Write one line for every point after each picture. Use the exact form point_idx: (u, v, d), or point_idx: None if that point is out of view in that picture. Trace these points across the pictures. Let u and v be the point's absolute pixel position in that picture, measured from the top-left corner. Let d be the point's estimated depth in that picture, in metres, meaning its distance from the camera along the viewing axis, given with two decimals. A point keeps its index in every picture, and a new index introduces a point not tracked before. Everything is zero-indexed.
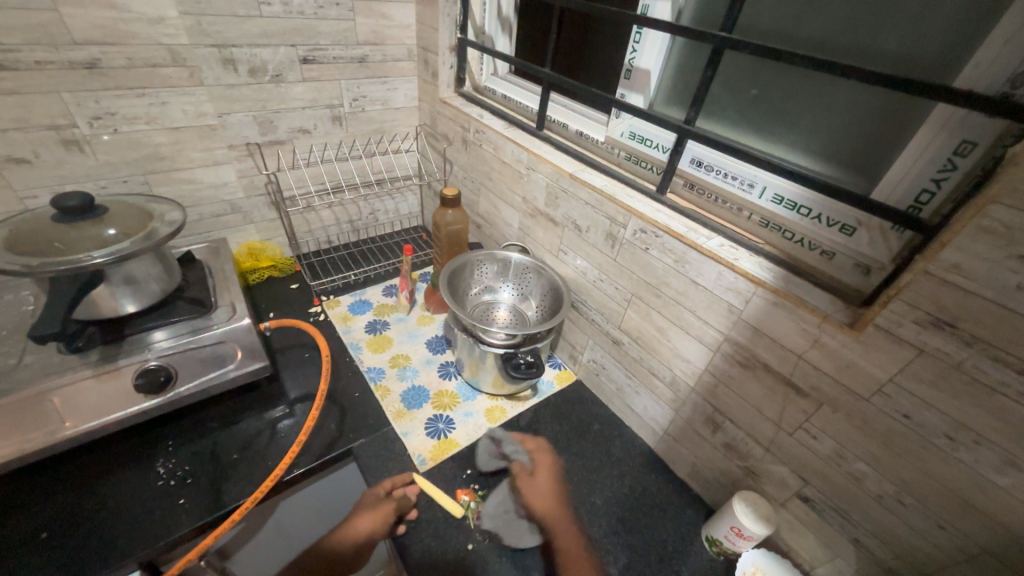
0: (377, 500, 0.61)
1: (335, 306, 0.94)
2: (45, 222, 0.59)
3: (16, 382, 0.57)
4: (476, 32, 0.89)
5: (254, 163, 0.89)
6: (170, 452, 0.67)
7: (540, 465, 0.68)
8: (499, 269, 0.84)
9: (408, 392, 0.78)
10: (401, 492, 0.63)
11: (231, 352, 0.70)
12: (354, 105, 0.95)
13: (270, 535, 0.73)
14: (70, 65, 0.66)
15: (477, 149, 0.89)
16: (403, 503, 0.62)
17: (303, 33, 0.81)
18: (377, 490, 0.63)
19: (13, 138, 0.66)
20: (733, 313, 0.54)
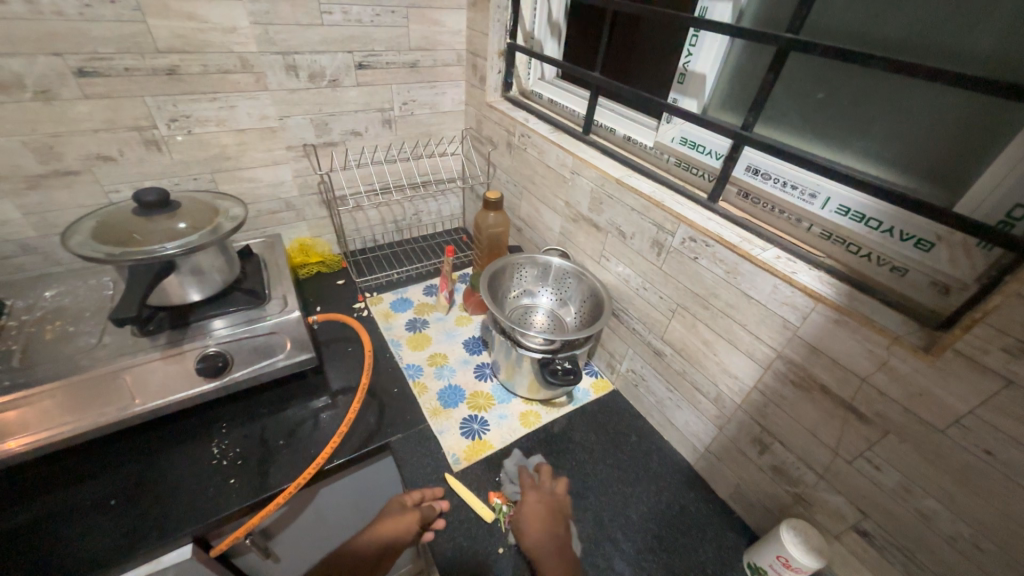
0: (399, 510, 0.59)
1: (377, 302, 0.97)
2: (126, 215, 0.64)
3: (96, 359, 0.62)
4: (525, 37, 0.90)
5: (309, 163, 0.94)
6: (223, 434, 0.71)
7: (532, 498, 0.58)
8: (539, 274, 0.84)
9: (444, 391, 0.79)
10: (429, 501, 0.61)
11: (281, 342, 0.73)
12: (403, 108, 0.97)
13: (312, 524, 0.77)
14: (154, 72, 0.72)
15: (521, 153, 0.90)
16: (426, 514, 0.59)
17: (360, 39, 0.85)
18: (404, 498, 0.60)
19: (102, 138, 0.73)
20: (788, 329, 0.51)
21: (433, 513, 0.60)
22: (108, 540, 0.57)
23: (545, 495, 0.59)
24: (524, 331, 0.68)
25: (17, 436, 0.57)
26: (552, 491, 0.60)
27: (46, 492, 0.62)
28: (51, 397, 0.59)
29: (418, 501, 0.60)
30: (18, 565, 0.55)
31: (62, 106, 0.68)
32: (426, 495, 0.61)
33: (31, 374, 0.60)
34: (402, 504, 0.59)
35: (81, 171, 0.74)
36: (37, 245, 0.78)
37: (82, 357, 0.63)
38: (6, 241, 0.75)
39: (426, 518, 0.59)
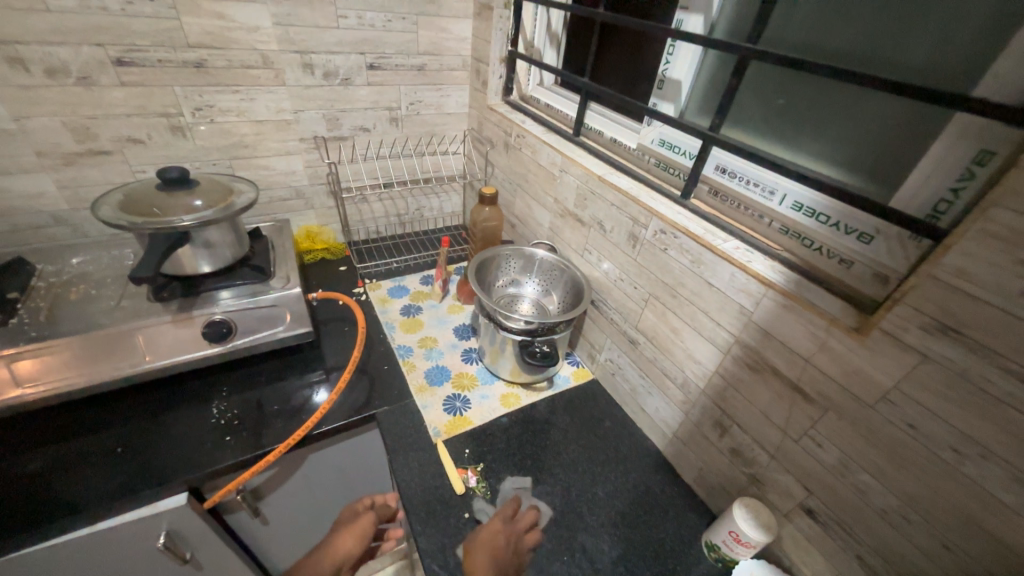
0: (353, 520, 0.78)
1: (375, 288, 1.03)
2: (150, 190, 0.71)
3: (112, 319, 0.68)
4: (526, 45, 0.96)
5: (319, 155, 1.00)
6: (223, 397, 0.76)
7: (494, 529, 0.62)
8: (524, 265, 0.87)
9: (431, 370, 0.84)
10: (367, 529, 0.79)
11: (282, 315, 0.78)
12: (410, 108, 1.04)
13: (285, 531, 0.88)
14: (184, 64, 0.79)
15: (517, 153, 0.95)
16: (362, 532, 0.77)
17: (372, 43, 0.92)
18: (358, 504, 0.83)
19: (134, 122, 0.81)
20: (744, 315, 0.55)
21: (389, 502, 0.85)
22: (111, 481, 0.63)
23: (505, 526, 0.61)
24: (507, 313, 0.72)
25: (30, 383, 0.63)
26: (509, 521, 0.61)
27: (59, 439, 0.68)
28: (67, 348, 0.64)
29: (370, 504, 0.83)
30: (31, 499, 0.60)
31: (100, 91, 0.76)
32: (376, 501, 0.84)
33: (54, 328, 0.66)
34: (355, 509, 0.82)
35: (112, 152, 0.82)
36: (66, 218, 0.85)
37: (101, 316, 0.69)
38: (40, 212, 0.82)
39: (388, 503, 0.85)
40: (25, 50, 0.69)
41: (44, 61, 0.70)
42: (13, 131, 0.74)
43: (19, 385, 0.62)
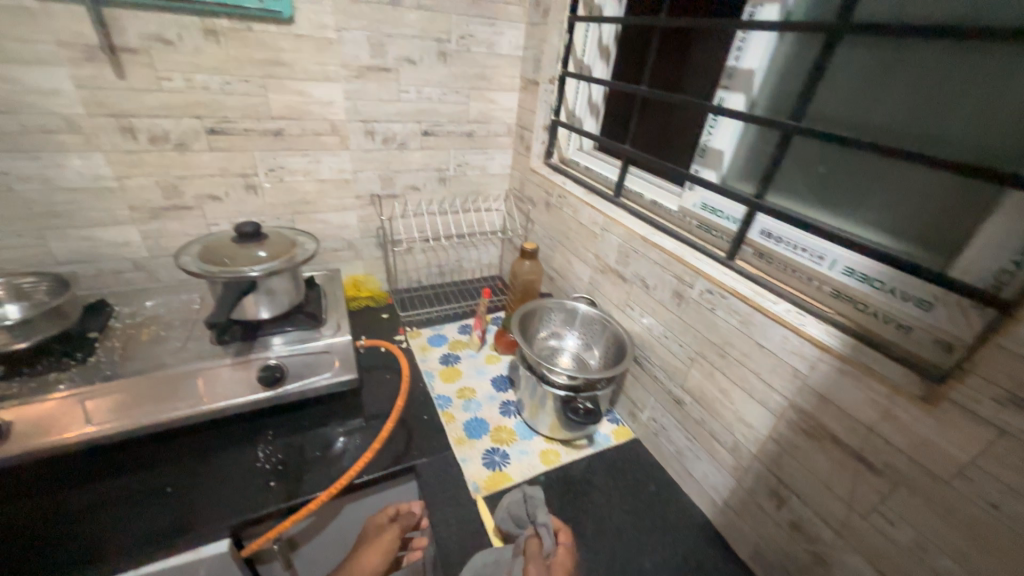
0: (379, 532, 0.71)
1: (416, 336, 1.06)
2: (226, 242, 0.78)
3: (178, 360, 0.72)
4: (567, 114, 1.04)
5: (372, 210, 1.08)
6: (269, 440, 0.78)
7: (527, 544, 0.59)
8: (567, 318, 0.88)
9: (470, 422, 0.84)
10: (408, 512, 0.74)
11: (332, 361, 0.81)
12: (457, 169, 1.12)
13: None
14: (265, 132, 0.89)
15: (558, 211, 1.00)
16: (405, 521, 0.73)
17: (428, 113, 1.01)
18: (383, 514, 0.74)
19: (216, 181, 0.90)
20: (798, 378, 0.54)
21: (413, 512, 0.74)
22: (159, 523, 0.64)
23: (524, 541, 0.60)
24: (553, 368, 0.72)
25: (95, 421, 0.65)
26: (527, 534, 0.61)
27: (116, 476, 0.70)
28: (135, 388, 0.68)
29: (394, 514, 0.74)
30: (86, 536, 0.62)
31: (192, 155, 0.86)
32: (401, 510, 0.75)
33: (127, 366, 0.70)
34: (379, 520, 0.73)
35: (193, 207, 0.90)
36: (145, 264, 0.92)
37: (169, 356, 0.73)
38: (124, 258, 0.90)
39: (406, 520, 0.73)
40: (137, 121, 0.79)
41: (151, 130, 0.81)
42: (114, 188, 0.83)
43: (86, 424, 0.65)
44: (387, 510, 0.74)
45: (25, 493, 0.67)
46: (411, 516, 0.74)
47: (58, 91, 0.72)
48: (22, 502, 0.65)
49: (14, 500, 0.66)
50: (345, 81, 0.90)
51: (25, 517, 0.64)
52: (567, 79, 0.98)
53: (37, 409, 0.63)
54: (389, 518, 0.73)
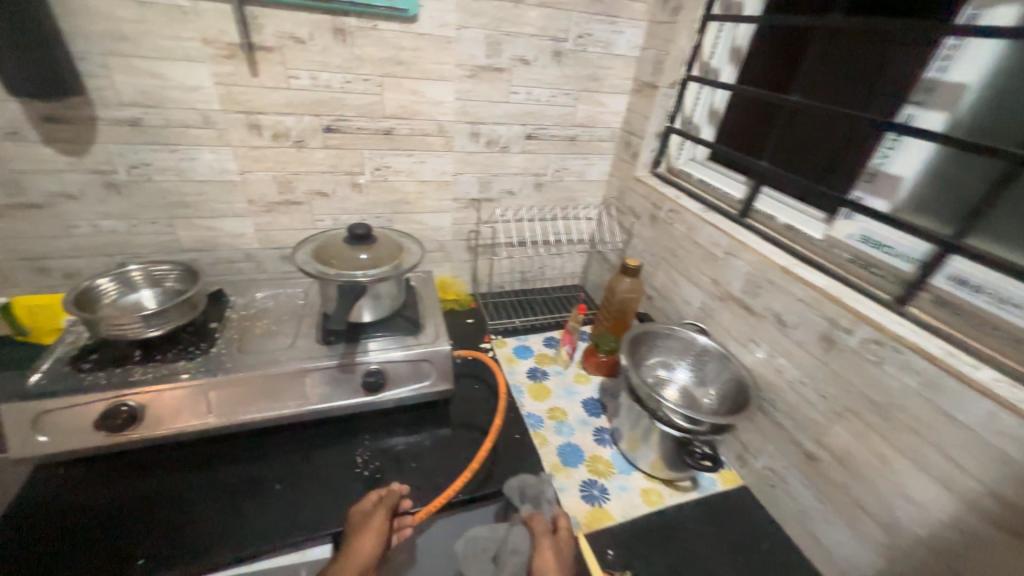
0: (365, 519, 0.60)
1: (502, 345, 1.02)
2: (338, 242, 0.78)
3: (287, 357, 0.73)
4: (683, 121, 0.96)
5: (466, 213, 1.06)
6: (366, 444, 0.77)
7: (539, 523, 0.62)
8: (680, 348, 0.79)
9: (564, 447, 0.79)
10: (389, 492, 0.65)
11: (429, 370, 0.79)
12: (555, 174, 1.07)
13: None
14: (376, 131, 0.88)
15: (666, 227, 0.92)
16: (390, 500, 0.64)
17: (534, 115, 0.97)
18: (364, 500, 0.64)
19: (326, 178, 0.90)
20: (1007, 464, 0.45)
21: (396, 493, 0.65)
22: (266, 520, 0.64)
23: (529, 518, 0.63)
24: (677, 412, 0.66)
25: (214, 413, 0.68)
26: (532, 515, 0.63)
27: (225, 464, 0.71)
28: (250, 384, 0.69)
29: (376, 499, 0.64)
30: (199, 528, 0.63)
31: (308, 152, 0.86)
32: (382, 494, 0.65)
33: (243, 359, 0.72)
34: (362, 505, 0.63)
35: (303, 202, 0.92)
36: (255, 255, 0.96)
37: (279, 352, 0.74)
38: (237, 249, 0.93)
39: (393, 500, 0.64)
40: (264, 117, 0.81)
41: (274, 126, 0.82)
42: (237, 182, 0.86)
43: (207, 414, 0.68)
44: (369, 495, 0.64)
45: (142, 471, 0.69)
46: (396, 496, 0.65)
47: (199, 88, 0.75)
48: (140, 482, 0.67)
49: (133, 478, 0.68)
50: (458, 81, 0.88)
51: (145, 495, 0.66)
52: (689, 83, 0.91)
53: (166, 396, 0.66)
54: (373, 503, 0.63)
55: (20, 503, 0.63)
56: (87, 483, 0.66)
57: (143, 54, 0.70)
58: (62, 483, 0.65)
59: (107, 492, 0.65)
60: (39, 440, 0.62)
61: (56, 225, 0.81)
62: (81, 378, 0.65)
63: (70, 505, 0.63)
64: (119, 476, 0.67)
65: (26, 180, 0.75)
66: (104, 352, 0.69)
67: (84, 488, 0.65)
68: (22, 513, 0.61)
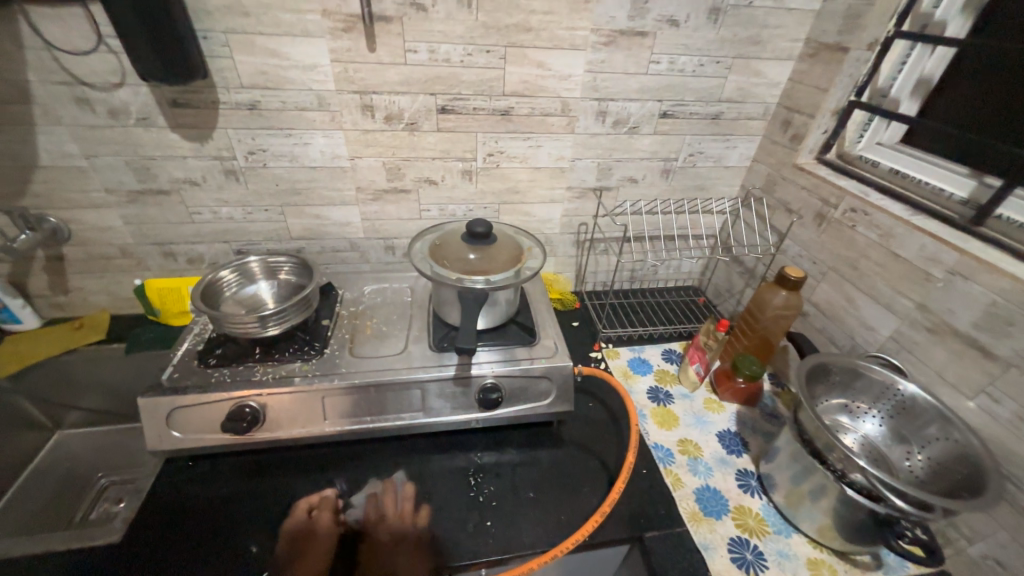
0: (303, 533, 0.60)
1: (614, 356, 0.91)
2: (456, 240, 0.71)
3: (401, 364, 0.67)
4: (874, 94, 0.76)
5: (580, 204, 0.93)
6: (477, 463, 0.70)
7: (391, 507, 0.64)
8: (870, 390, 0.65)
9: (703, 492, 0.67)
10: (322, 503, 0.63)
11: (549, 388, 0.70)
12: (687, 160, 0.90)
13: None
14: (493, 112, 0.78)
15: (843, 230, 0.74)
16: (321, 508, 0.62)
17: (675, 88, 0.81)
18: (296, 511, 0.62)
19: (436, 164, 0.82)
20: None
21: (333, 497, 0.64)
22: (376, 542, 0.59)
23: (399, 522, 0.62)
24: (878, 481, 0.50)
25: (330, 419, 0.65)
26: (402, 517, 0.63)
27: (337, 472, 0.68)
28: (366, 392, 0.65)
29: (310, 507, 0.63)
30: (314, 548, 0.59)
31: (419, 136, 0.79)
32: (314, 500, 0.63)
33: (356, 363, 0.67)
34: (294, 519, 0.61)
35: (411, 191, 0.85)
36: (359, 245, 0.91)
37: (392, 358, 0.69)
38: (343, 238, 0.90)
39: (331, 503, 0.63)
40: (378, 98, 0.73)
41: (388, 108, 0.75)
42: (347, 168, 0.80)
43: (323, 421, 0.65)
44: (296, 507, 0.63)
45: (262, 473, 0.67)
46: (332, 499, 0.64)
47: (317, 66, 0.69)
48: (259, 483, 0.66)
49: (254, 479, 0.66)
50: (591, 49, 0.74)
51: (262, 498, 0.64)
52: (897, 41, 0.71)
53: (286, 400, 0.63)
54: (308, 512, 0.62)
55: (157, 495, 0.64)
56: (214, 480, 0.66)
57: (264, 30, 0.65)
58: (193, 477, 0.66)
59: (232, 491, 0.65)
60: (172, 435, 0.62)
61: (180, 211, 0.81)
62: (208, 375, 0.64)
63: (200, 501, 0.63)
64: (242, 476, 0.67)
65: (154, 166, 0.75)
66: (227, 347, 0.68)
67: (212, 485, 0.65)
68: (159, 506, 0.62)
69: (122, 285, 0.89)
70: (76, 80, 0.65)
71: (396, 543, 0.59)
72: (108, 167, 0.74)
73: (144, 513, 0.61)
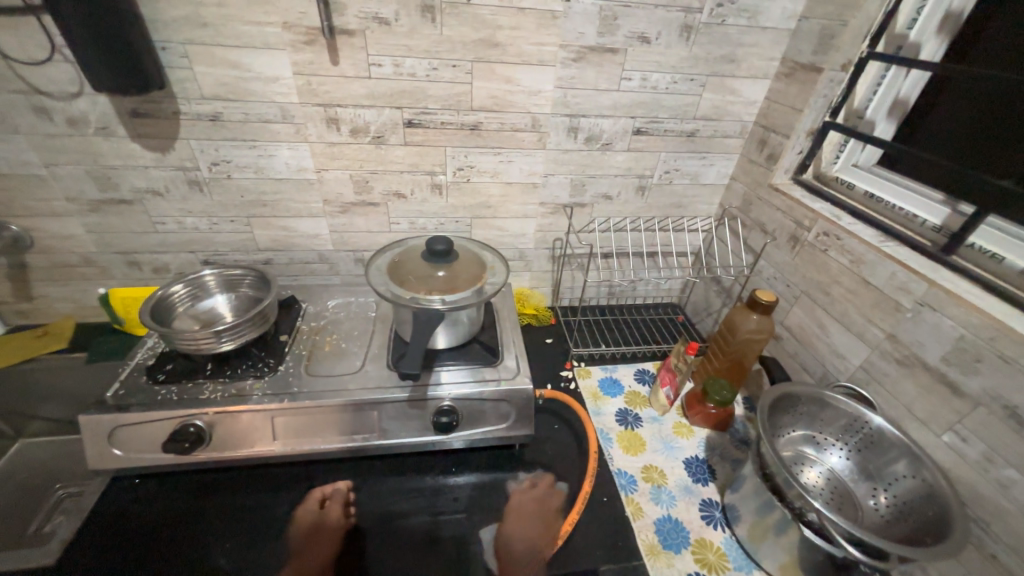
0: (313, 527, 0.61)
1: (585, 376, 0.89)
2: (416, 257, 0.69)
3: (356, 384, 0.66)
4: (850, 115, 0.74)
5: (554, 220, 0.92)
6: (431, 486, 0.67)
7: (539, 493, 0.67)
8: (834, 421, 0.63)
9: (664, 523, 0.65)
10: (338, 495, 0.64)
11: (509, 411, 0.68)
12: (663, 176, 0.89)
13: None
14: (461, 127, 0.77)
15: (816, 254, 0.72)
16: (337, 501, 0.63)
17: (648, 106, 0.79)
18: (308, 502, 0.63)
19: (404, 178, 0.81)
20: None
21: (344, 490, 0.65)
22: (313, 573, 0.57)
23: (542, 508, 0.65)
24: (831, 516, 0.47)
25: (279, 440, 0.63)
26: (546, 503, 0.66)
27: (288, 493, 0.66)
28: (317, 413, 0.63)
29: (322, 498, 0.64)
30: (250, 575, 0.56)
31: (387, 149, 0.77)
32: (328, 491, 0.65)
33: (309, 382, 0.66)
34: (307, 510, 0.63)
35: (379, 204, 0.84)
36: (328, 257, 0.90)
37: (347, 377, 0.67)
38: (312, 250, 0.88)
39: (342, 496, 0.64)
40: (343, 111, 0.72)
41: (353, 121, 0.74)
42: (314, 181, 0.79)
43: (272, 441, 0.63)
44: (311, 496, 0.64)
45: (208, 493, 0.65)
46: (343, 492, 0.65)
47: (279, 78, 0.68)
48: (204, 505, 0.64)
49: (199, 499, 0.64)
50: (561, 65, 0.73)
51: (204, 520, 0.62)
52: (870, 62, 0.69)
53: (233, 421, 0.61)
54: (319, 503, 0.63)
55: (98, 515, 0.62)
56: (157, 500, 0.64)
57: (223, 41, 0.64)
58: (136, 497, 0.64)
59: (174, 512, 0.63)
60: (113, 454, 0.60)
61: (144, 220, 0.80)
62: (155, 392, 0.62)
63: (139, 523, 0.61)
64: (187, 497, 0.65)
65: (116, 175, 0.74)
66: (178, 363, 0.66)
67: (155, 506, 0.63)
68: (97, 527, 0.60)
69: (87, 293, 0.88)
70: (32, 88, 0.64)
71: (536, 528, 0.63)
72: (68, 176, 0.73)
73: (81, 534, 0.60)
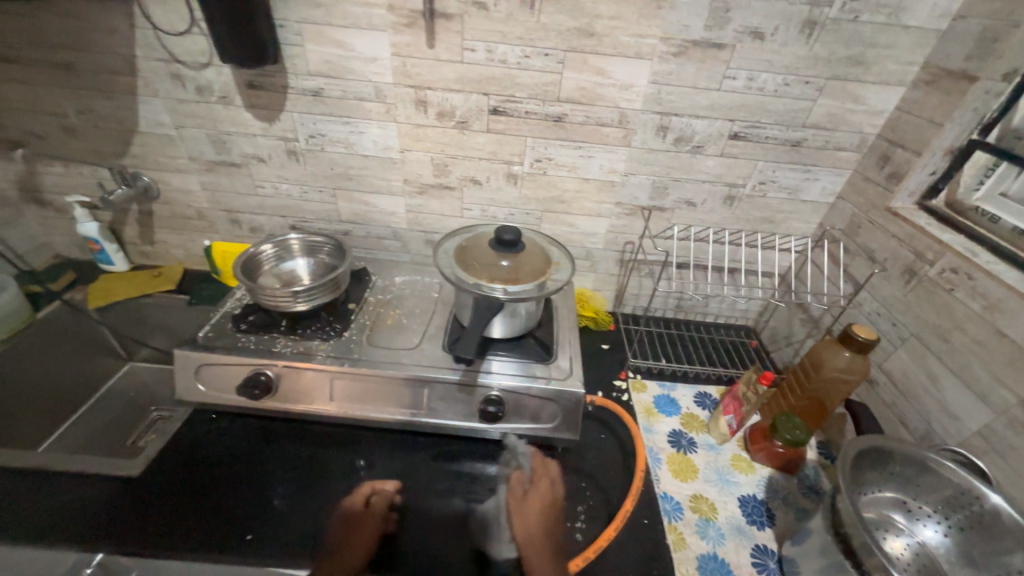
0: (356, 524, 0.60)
1: (640, 389, 0.85)
2: (482, 245, 0.69)
3: (412, 359, 0.68)
4: (1005, 134, 0.62)
5: (628, 222, 0.88)
6: (469, 472, 0.68)
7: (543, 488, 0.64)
8: (935, 490, 0.54)
9: (708, 560, 0.60)
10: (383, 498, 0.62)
11: (555, 411, 0.67)
12: (756, 188, 0.81)
13: None
14: (545, 118, 0.75)
15: (937, 292, 0.62)
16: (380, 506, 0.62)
17: (751, 109, 0.72)
18: (355, 496, 0.62)
19: (482, 165, 0.82)
20: None
21: (391, 491, 0.64)
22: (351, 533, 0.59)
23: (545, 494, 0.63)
24: None
25: (337, 401, 0.67)
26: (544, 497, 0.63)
27: (338, 452, 0.69)
28: (373, 381, 0.66)
29: (368, 495, 0.63)
30: (295, 522, 0.60)
31: (469, 135, 0.78)
32: (376, 488, 0.63)
33: (370, 351, 0.68)
34: (353, 503, 0.62)
35: (455, 188, 0.85)
36: (401, 235, 0.93)
37: (405, 352, 0.69)
38: (387, 227, 0.92)
39: (387, 497, 0.63)
40: (432, 94, 0.74)
41: (440, 105, 0.75)
42: (397, 160, 0.82)
43: (330, 401, 0.67)
44: (358, 489, 0.63)
45: (270, 438, 0.71)
46: (389, 493, 0.63)
47: (377, 59, 0.71)
48: (265, 448, 0.69)
49: (262, 443, 0.70)
50: (658, 59, 0.69)
51: (263, 463, 0.67)
52: None
53: (299, 376, 0.66)
54: (364, 499, 0.62)
55: (180, 440, 0.69)
56: (228, 437, 0.70)
57: (333, 21, 0.68)
58: (211, 431, 0.71)
59: (239, 451, 0.69)
60: (198, 388, 0.67)
61: (247, 183, 0.88)
62: (237, 339, 0.68)
63: (210, 455, 0.68)
64: (251, 439, 0.70)
65: (230, 140, 0.82)
66: (259, 316, 0.73)
67: (225, 442, 0.70)
68: (178, 451, 0.68)
69: (195, 243, 0.98)
70: (173, 57, 0.73)
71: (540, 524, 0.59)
72: (191, 138, 0.82)
73: (164, 454, 0.67)
